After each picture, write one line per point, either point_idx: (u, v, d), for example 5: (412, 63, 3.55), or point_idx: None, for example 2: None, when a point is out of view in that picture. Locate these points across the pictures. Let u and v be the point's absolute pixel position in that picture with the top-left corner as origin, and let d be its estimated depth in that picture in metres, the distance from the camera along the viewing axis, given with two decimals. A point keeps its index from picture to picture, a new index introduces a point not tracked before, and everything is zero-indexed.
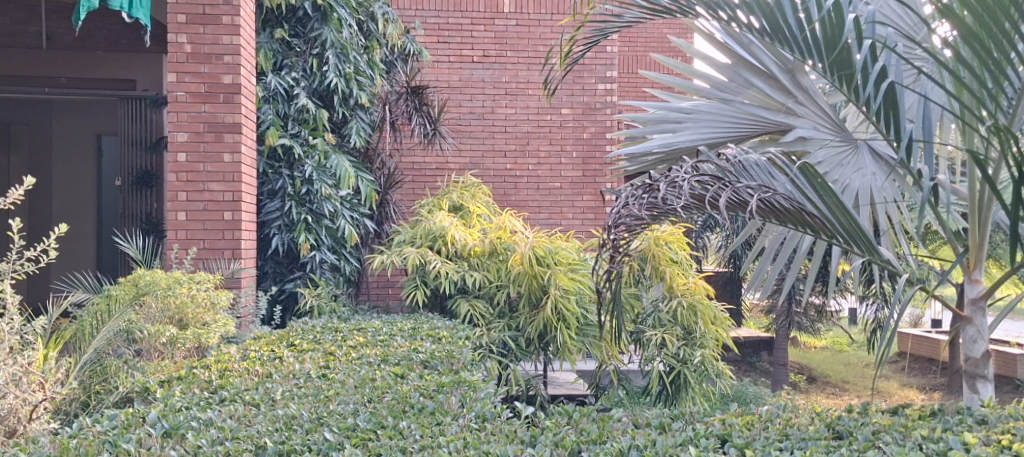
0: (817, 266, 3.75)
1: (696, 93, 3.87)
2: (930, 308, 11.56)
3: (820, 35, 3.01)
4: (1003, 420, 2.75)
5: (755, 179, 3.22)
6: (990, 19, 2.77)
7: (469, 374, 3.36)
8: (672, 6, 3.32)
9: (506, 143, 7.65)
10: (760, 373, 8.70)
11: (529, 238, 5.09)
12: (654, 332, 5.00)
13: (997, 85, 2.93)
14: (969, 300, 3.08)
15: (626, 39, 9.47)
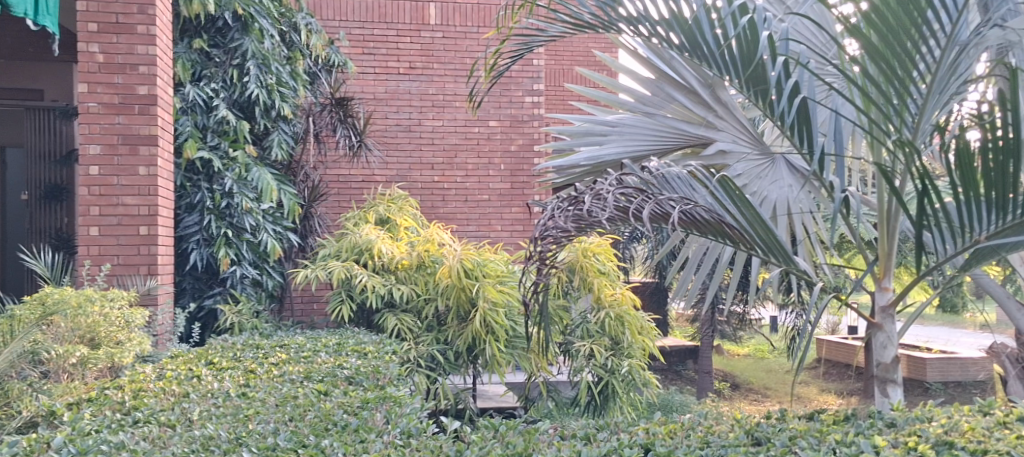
0: (738, 275, 3.88)
1: (622, 107, 3.89)
2: (845, 315, 12.04)
3: (737, 52, 3.10)
4: (910, 423, 2.87)
5: (677, 192, 3.31)
6: (894, 39, 2.92)
7: (395, 390, 3.33)
8: (595, 21, 3.37)
9: (434, 156, 7.63)
10: (686, 381, 8.87)
11: (458, 251, 5.03)
12: (583, 343, 5.00)
13: (902, 102, 3.07)
14: (879, 308, 3.20)
15: (552, 52, 9.58)
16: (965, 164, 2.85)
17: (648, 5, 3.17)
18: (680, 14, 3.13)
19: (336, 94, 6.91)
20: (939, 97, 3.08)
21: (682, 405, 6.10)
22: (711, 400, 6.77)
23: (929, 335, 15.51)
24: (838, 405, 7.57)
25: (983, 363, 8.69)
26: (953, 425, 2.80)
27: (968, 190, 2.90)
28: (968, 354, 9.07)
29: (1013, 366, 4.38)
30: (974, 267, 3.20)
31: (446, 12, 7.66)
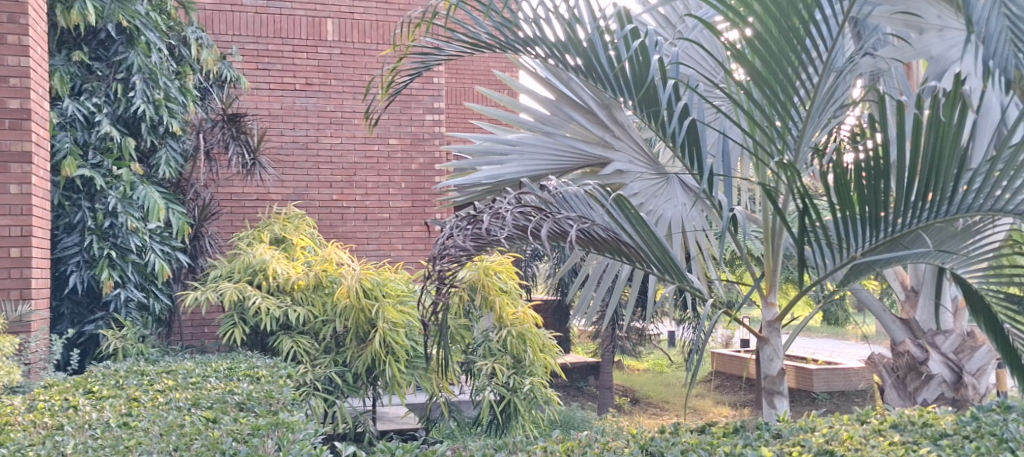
0: (636, 291, 3.95)
1: (522, 126, 3.91)
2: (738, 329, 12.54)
3: (629, 74, 3.17)
4: (794, 433, 2.98)
5: (575, 210, 3.32)
6: (776, 65, 3.05)
7: (288, 415, 3.22)
8: (491, 42, 3.39)
9: (332, 174, 7.51)
10: (588, 397, 9.00)
11: (356, 270, 4.93)
12: (484, 362, 4.95)
13: (784, 126, 3.21)
14: (766, 323, 3.29)
15: (453, 71, 9.62)
16: (842, 184, 2.99)
17: (543, 28, 3.20)
18: (575, 37, 3.19)
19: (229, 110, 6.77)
20: (817, 120, 3.25)
21: (583, 421, 6.17)
22: (612, 416, 6.89)
23: (816, 346, 16.32)
24: (734, 417, 7.83)
25: (863, 372, 9.20)
26: (834, 434, 2.92)
27: (845, 209, 3.04)
28: (850, 364, 9.57)
29: (889, 376, 4.63)
30: (853, 282, 3.35)
31: (343, 29, 7.57)
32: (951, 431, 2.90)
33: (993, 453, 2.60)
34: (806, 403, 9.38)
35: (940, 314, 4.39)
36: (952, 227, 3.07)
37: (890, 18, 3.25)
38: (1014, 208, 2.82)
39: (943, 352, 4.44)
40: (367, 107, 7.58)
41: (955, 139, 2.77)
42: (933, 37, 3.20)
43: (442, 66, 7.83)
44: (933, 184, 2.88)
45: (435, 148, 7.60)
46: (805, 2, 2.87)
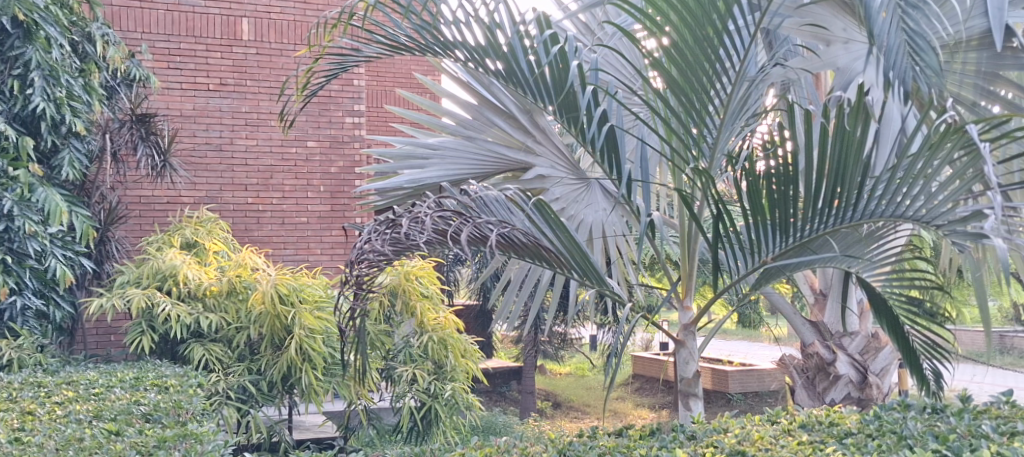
0: (558, 295, 3.97)
1: (443, 130, 3.87)
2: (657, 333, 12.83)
3: (549, 78, 3.19)
4: (708, 435, 3.03)
5: (496, 214, 3.29)
6: (693, 74, 3.11)
7: (198, 426, 3.09)
8: (411, 44, 3.34)
9: (248, 177, 7.31)
10: (510, 402, 9.04)
11: (272, 275, 4.77)
12: (404, 368, 4.86)
13: (699, 133, 3.28)
14: (683, 325, 3.36)
15: (374, 73, 9.52)
16: (753, 190, 3.08)
17: (464, 32, 3.18)
18: (496, 42, 3.18)
19: (138, 110, 6.54)
20: (732, 128, 3.33)
21: (504, 427, 6.18)
22: (533, 420, 6.93)
23: (730, 348, 16.86)
24: (652, 419, 7.97)
25: (774, 373, 9.52)
26: (745, 434, 2.99)
27: (756, 214, 3.12)
28: (762, 366, 9.89)
29: (799, 376, 4.83)
30: (766, 285, 3.43)
31: (259, 28, 7.40)
32: (855, 429, 3.00)
33: (893, 449, 2.70)
34: (721, 404, 9.64)
35: (846, 317, 4.60)
36: (858, 233, 3.17)
37: (800, 29, 3.38)
38: (915, 215, 2.90)
39: (849, 353, 4.64)
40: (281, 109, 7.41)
41: (859, 148, 2.87)
42: (839, 49, 3.32)
43: (362, 68, 7.75)
44: (838, 191, 2.97)
45: (355, 152, 7.49)
46: (719, 12, 2.94)
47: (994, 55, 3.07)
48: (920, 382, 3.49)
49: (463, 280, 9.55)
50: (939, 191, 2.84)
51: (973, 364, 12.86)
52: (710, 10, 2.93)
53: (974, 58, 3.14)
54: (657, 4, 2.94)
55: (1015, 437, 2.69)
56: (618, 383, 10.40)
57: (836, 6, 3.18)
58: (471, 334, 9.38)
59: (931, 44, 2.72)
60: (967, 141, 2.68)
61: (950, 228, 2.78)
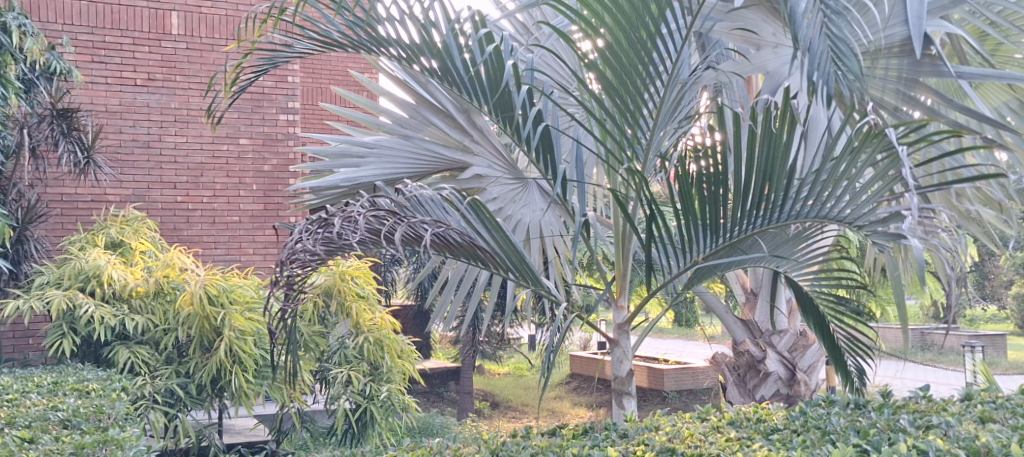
0: (495, 295, 3.97)
1: (380, 128, 3.83)
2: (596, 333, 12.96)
3: (485, 77, 3.19)
4: (640, 433, 3.06)
5: (431, 214, 3.24)
6: (628, 77, 3.15)
7: (119, 431, 2.98)
8: (343, 40, 3.29)
9: (176, 174, 7.13)
10: (447, 403, 9.01)
11: (200, 275, 4.59)
12: (339, 369, 4.73)
13: (633, 134, 3.31)
14: (616, 325, 3.39)
15: (309, 70, 9.35)
16: (685, 191, 3.11)
17: (399, 30, 3.15)
18: (431, 40, 3.16)
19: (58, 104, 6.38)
20: (664, 129, 3.38)
21: (440, 428, 6.15)
22: (469, 420, 6.93)
23: (666, 346, 17.15)
24: (588, 418, 8.05)
25: (707, 371, 9.71)
26: (676, 432, 3.03)
27: (688, 214, 3.17)
28: (696, 364, 10.07)
29: (731, 374, 4.92)
30: (698, 284, 3.48)
31: (189, 23, 7.23)
32: (781, 425, 3.07)
33: (816, 445, 2.78)
34: (657, 402, 9.78)
35: (775, 315, 4.69)
36: (785, 233, 3.23)
37: (731, 33, 3.47)
38: (838, 216, 2.98)
39: (778, 350, 4.77)
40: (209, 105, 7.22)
41: (785, 150, 2.93)
42: (768, 53, 3.42)
43: (297, 65, 7.62)
44: (766, 193, 3.03)
45: (289, 149, 7.35)
46: (652, 15, 2.96)
47: (914, 62, 3.16)
48: (845, 379, 3.61)
49: (401, 280, 9.48)
50: (863, 193, 2.93)
51: (896, 360, 13.35)
52: (644, 13, 2.95)
53: (895, 64, 3.23)
54: (592, 5, 2.95)
55: (930, 431, 2.79)
56: (557, 382, 10.47)
57: (765, 12, 3.26)
58: (408, 335, 9.32)
59: (854, 49, 2.79)
60: (884, 145, 2.78)
61: (870, 228, 2.92)
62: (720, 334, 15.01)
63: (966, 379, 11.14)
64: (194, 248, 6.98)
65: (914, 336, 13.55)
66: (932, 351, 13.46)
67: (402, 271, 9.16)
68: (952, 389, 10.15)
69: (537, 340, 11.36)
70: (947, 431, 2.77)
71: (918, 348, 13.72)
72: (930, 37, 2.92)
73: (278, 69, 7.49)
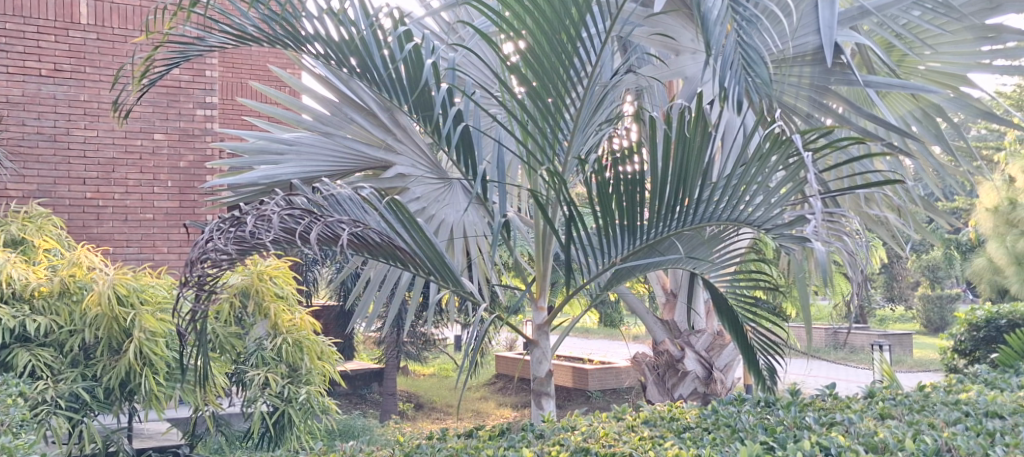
0: (418, 295, 3.94)
1: (300, 125, 3.76)
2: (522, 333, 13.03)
3: (404, 75, 3.18)
4: (556, 433, 3.08)
5: (349, 214, 3.15)
6: (551, 80, 3.14)
7: (10, 438, 2.84)
8: (258, 35, 3.22)
9: (85, 170, 6.89)
10: (371, 404, 8.94)
11: (109, 273, 4.24)
12: (255, 371, 4.52)
13: (555, 136, 3.33)
14: (536, 326, 3.42)
15: (228, 65, 9.14)
16: (604, 194, 3.13)
17: (318, 27, 3.11)
18: (350, 38, 3.12)
19: None
20: (585, 131, 3.40)
21: (361, 430, 6.09)
22: (389, 422, 6.89)
23: (590, 346, 17.38)
24: (511, 418, 8.10)
25: (630, 370, 9.89)
26: (591, 432, 3.06)
27: (607, 217, 3.19)
28: (619, 363, 10.24)
29: (651, 373, 5.14)
30: (618, 284, 3.53)
31: (100, 12, 7.00)
32: (693, 424, 3.14)
33: (726, 443, 2.83)
34: (581, 401, 9.89)
35: (692, 316, 4.96)
36: (701, 235, 3.27)
37: (651, 38, 3.52)
38: (750, 219, 3.06)
39: (696, 350, 5.00)
40: (117, 98, 7.00)
41: (699, 153, 2.99)
42: (688, 58, 3.54)
43: (214, 59, 7.44)
44: (682, 195, 3.07)
45: (206, 145, 7.16)
46: (572, 19, 2.94)
47: (825, 70, 3.25)
48: (756, 377, 3.70)
49: (322, 281, 9.37)
50: (774, 197, 3.01)
51: (809, 358, 13.85)
52: (564, 16, 2.93)
53: (808, 72, 3.31)
54: (513, 7, 2.93)
55: (833, 428, 2.89)
56: (481, 383, 10.50)
57: (684, 18, 3.33)
58: (331, 336, 9.22)
59: (763, 57, 2.86)
60: (790, 151, 2.88)
61: (777, 230, 3.01)
62: (643, 334, 15.30)
63: (872, 376, 11.63)
64: (102, 246, 6.73)
65: (826, 334, 14.11)
66: (843, 349, 14.04)
67: (325, 271, 9.06)
68: (855, 386, 10.62)
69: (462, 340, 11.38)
70: (848, 428, 2.88)
71: (831, 347, 14.27)
72: (839, 47, 3.03)
73: (195, 62, 7.30)
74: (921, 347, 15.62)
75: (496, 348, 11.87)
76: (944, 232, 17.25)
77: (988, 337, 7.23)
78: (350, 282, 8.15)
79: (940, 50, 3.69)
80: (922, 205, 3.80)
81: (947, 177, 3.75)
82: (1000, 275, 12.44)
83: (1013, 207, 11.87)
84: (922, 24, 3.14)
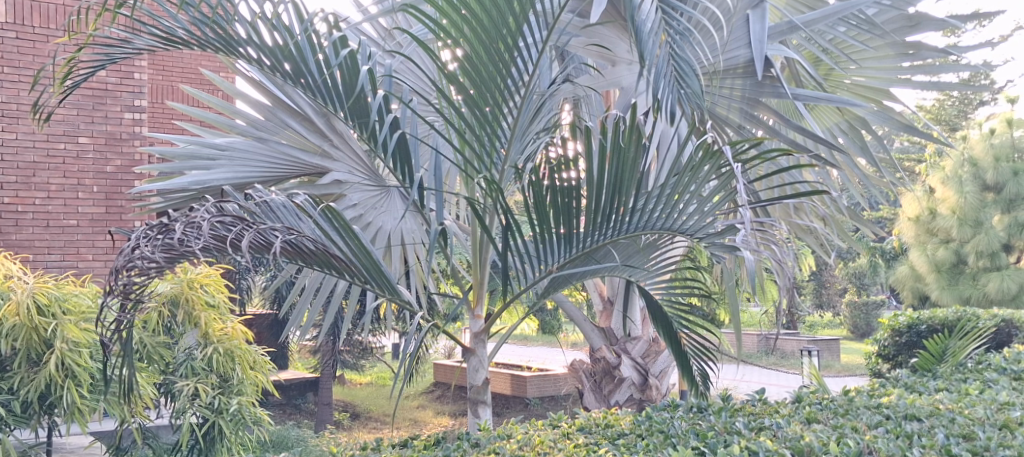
0: (353, 303, 3.88)
1: (232, 130, 3.67)
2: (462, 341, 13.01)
3: (339, 81, 3.14)
4: (491, 441, 3.08)
5: (282, 221, 3.09)
6: (488, 88, 3.12)
7: None
8: (188, 38, 3.14)
9: (4, 174, 6.63)
10: (305, 415, 8.80)
11: (28, 283, 4.03)
12: (185, 382, 4.36)
13: (492, 144, 3.32)
14: (473, 334, 3.42)
15: (157, 67, 8.84)
16: (540, 202, 3.13)
17: (251, 32, 3.05)
18: (283, 43, 3.06)
19: None
20: (522, 140, 3.41)
21: (297, 441, 5.99)
22: (325, 433, 6.80)
23: (528, 353, 17.44)
24: (448, 427, 8.05)
25: (568, 377, 9.98)
26: (526, 440, 3.05)
27: (543, 226, 3.20)
28: (557, 370, 10.31)
29: (588, 380, 5.23)
30: (554, 292, 3.53)
31: (19, 10, 6.73)
32: (628, 430, 3.17)
33: (659, 448, 2.87)
34: (519, 409, 9.91)
35: (628, 322, 5.16)
36: (636, 243, 3.31)
37: (587, 48, 3.59)
38: (683, 228, 3.10)
39: (632, 356, 5.11)
40: (37, 99, 6.75)
41: (633, 163, 3.01)
42: (624, 69, 3.62)
43: (144, 61, 7.22)
44: (618, 204, 3.09)
45: (134, 150, 6.95)
46: (509, 28, 2.92)
47: (756, 83, 3.31)
48: (689, 382, 3.80)
49: (256, 289, 9.18)
50: (707, 205, 3.06)
51: (741, 362, 14.19)
52: (502, 25, 2.91)
53: (740, 84, 3.38)
54: (451, 15, 2.91)
55: (762, 432, 2.96)
56: (419, 391, 10.45)
57: (619, 29, 3.39)
58: (264, 345, 9.04)
59: (694, 70, 2.92)
60: (721, 162, 2.92)
61: (708, 239, 3.05)
62: (580, 341, 15.44)
63: (801, 381, 11.98)
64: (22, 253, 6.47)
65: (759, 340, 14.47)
66: (773, 355, 14.42)
67: (259, 279, 8.90)
68: (785, 390, 10.92)
69: (399, 349, 11.30)
70: (776, 432, 2.95)
71: (762, 352, 14.65)
72: (770, 60, 3.11)
73: (122, 64, 7.07)
74: (848, 352, 16.15)
75: (433, 356, 11.81)
76: (870, 241, 17.89)
77: (910, 342, 7.52)
78: (285, 290, 8.01)
79: (865, 65, 3.83)
80: (848, 215, 3.92)
81: (872, 187, 3.87)
82: (921, 281, 12.92)
83: (933, 217, 12.49)
84: (848, 40, 3.25)
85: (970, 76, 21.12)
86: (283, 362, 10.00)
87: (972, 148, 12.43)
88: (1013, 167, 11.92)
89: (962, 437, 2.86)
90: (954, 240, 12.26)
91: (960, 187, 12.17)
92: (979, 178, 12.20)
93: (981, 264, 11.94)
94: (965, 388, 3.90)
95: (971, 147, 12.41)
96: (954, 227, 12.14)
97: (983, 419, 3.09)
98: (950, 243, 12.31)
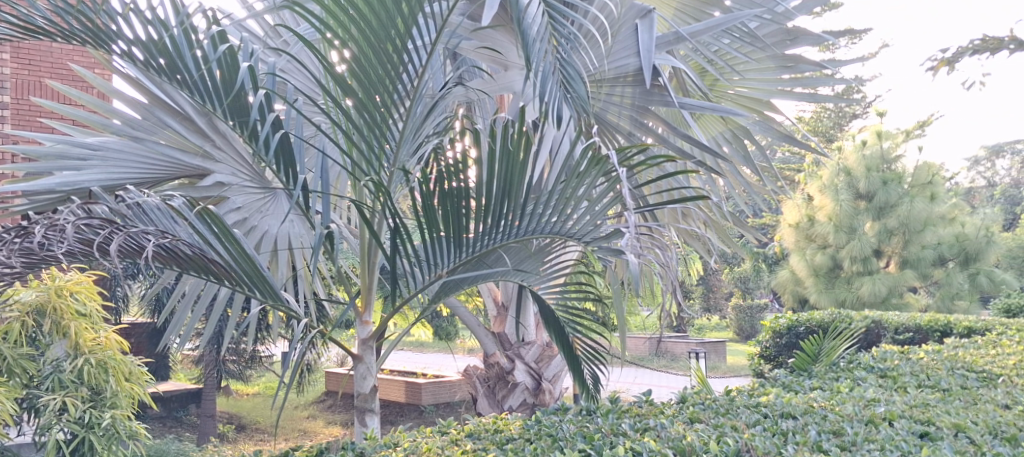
0: (237, 310, 3.74)
1: (106, 129, 3.44)
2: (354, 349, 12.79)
3: (217, 78, 3.02)
4: (376, 450, 3.01)
5: (155, 224, 2.89)
6: (377, 88, 3.06)
7: None
8: (50, 29, 2.96)
9: None
10: (186, 427, 8.45)
11: None
12: (50, 396, 4.10)
13: (380, 146, 3.26)
14: (361, 340, 3.36)
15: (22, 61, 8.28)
16: (429, 206, 3.08)
17: (121, 24, 2.88)
18: (157, 38, 2.92)
19: None
20: (412, 141, 3.36)
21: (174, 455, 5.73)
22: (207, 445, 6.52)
23: (423, 359, 17.29)
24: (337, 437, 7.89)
25: (463, 383, 9.96)
26: (413, 447, 3.00)
27: (432, 229, 3.14)
28: (452, 377, 10.27)
29: (482, 386, 5.29)
30: (445, 297, 3.50)
31: None
32: (517, 435, 3.17)
33: (547, 451, 2.86)
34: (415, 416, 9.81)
35: (521, 327, 5.23)
36: (528, 248, 3.31)
37: (479, 52, 3.60)
38: (571, 233, 3.15)
39: (525, 361, 5.21)
40: None
41: (522, 168, 2.99)
42: (513, 74, 3.65)
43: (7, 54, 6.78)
44: (507, 209, 3.08)
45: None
46: (397, 30, 2.86)
47: (644, 91, 3.38)
48: (581, 386, 3.81)
49: (134, 296, 8.76)
50: (597, 208, 3.10)
51: (632, 366, 14.54)
52: (389, 27, 2.84)
53: (629, 92, 3.44)
54: (336, 15, 2.81)
55: (646, 433, 3.01)
56: (309, 401, 10.20)
57: (508, 33, 3.41)
58: (143, 356, 8.64)
59: (581, 75, 2.96)
60: (608, 168, 2.95)
61: (596, 243, 3.10)
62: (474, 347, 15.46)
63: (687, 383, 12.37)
64: None
65: (650, 344, 14.84)
66: (663, 358, 14.85)
67: (137, 287, 8.49)
68: (672, 391, 11.25)
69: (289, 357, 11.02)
70: (659, 432, 3.01)
71: (653, 355, 15.06)
72: (657, 69, 3.17)
73: None
74: (734, 354, 16.82)
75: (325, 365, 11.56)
76: (754, 247, 18.73)
77: (789, 343, 7.89)
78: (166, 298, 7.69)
79: (747, 77, 3.97)
80: (731, 221, 4.06)
81: (754, 195, 4.02)
82: (801, 285, 13.56)
83: (812, 224, 13.20)
84: (731, 52, 3.36)
85: (845, 92, 22.47)
86: (163, 373, 9.51)
87: (846, 160, 13.22)
88: (882, 177, 12.75)
89: (832, 433, 2.99)
90: (831, 246, 12.90)
91: (837, 195, 12.85)
92: (853, 187, 12.94)
93: (855, 269, 12.62)
94: (837, 386, 4.09)
95: (846, 158, 13.19)
96: (831, 233, 12.79)
97: (851, 415, 3.24)
98: (827, 249, 12.96)
